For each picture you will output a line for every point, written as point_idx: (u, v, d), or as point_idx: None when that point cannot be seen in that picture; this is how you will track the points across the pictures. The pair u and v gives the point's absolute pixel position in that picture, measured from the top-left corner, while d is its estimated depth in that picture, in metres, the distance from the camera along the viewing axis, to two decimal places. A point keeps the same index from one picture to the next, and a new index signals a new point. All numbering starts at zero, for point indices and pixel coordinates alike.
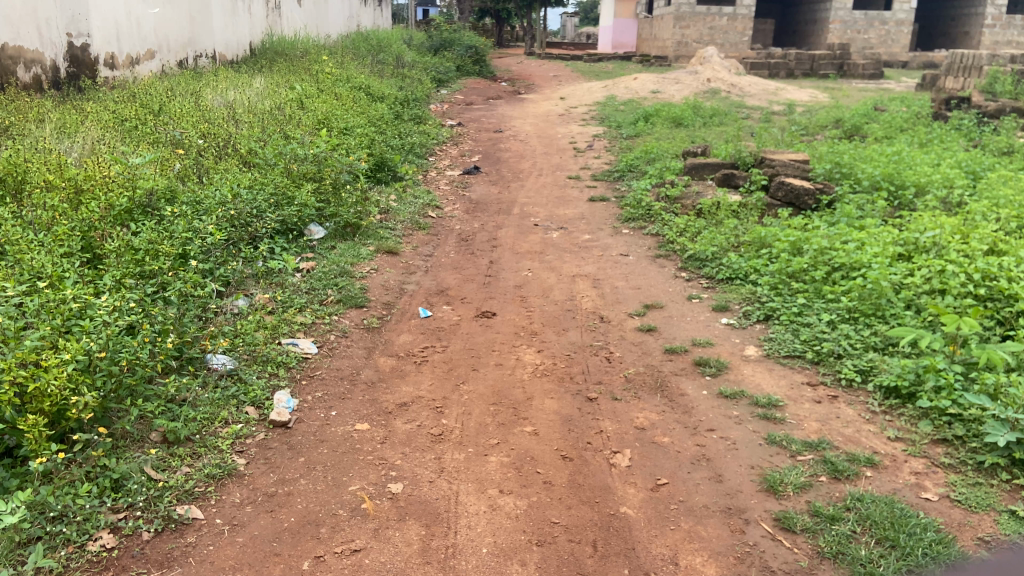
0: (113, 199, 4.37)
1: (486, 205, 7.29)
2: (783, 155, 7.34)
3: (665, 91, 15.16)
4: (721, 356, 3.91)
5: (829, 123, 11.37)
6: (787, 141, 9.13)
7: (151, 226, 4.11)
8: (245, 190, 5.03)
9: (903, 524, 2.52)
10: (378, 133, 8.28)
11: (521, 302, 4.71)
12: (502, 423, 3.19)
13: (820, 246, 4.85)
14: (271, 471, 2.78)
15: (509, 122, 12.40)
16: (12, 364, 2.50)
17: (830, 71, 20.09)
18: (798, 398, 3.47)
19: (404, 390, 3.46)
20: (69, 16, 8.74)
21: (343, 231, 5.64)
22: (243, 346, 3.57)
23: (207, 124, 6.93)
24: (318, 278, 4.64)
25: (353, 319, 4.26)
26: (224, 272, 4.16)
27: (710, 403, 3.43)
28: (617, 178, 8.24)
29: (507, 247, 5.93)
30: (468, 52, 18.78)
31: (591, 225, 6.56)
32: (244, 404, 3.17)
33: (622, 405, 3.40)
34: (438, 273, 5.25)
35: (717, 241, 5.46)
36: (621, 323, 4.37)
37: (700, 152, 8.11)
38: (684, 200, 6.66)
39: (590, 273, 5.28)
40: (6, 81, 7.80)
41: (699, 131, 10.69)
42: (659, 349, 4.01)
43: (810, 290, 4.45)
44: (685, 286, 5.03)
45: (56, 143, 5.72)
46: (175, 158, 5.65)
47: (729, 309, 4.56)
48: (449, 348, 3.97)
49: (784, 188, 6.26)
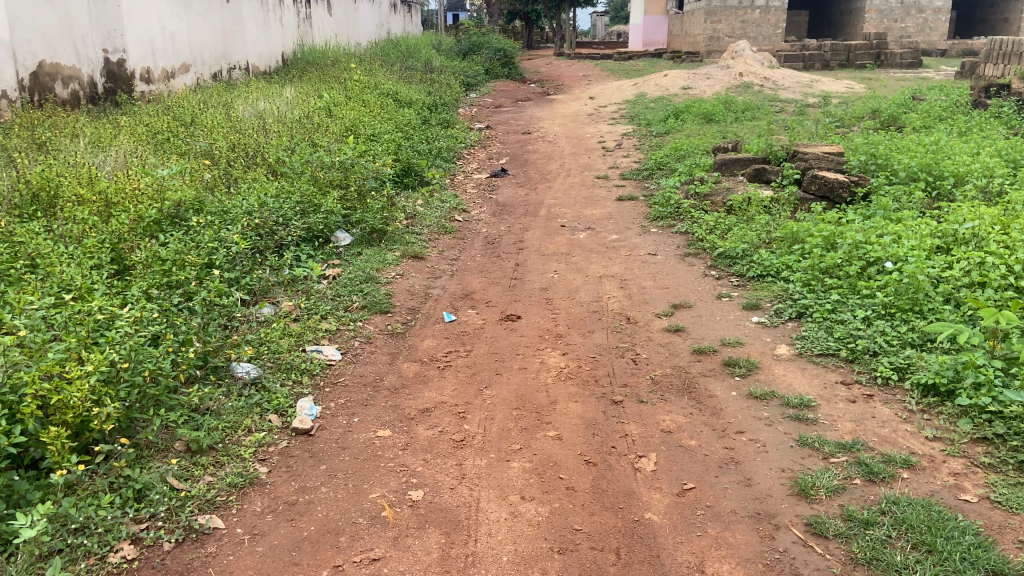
0: (142, 211, 4.42)
1: (512, 208, 7.25)
2: (816, 148, 7.20)
3: (696, 86, 14.97)
4: (752, 356, 3.81)
5: (865, 114, 11.14)
6: (821, 133, 8.96)
7: (179, 237, 4.14)
8: (271, 200, 5.08)
9: (940, 528, 2.43)
10: (406, 138, 8.31)
11: (546, 304, 4.66)
12: (525, 428, 3.15)
13: (854, 240, 4.71)
14: (293, 479, 2.76)
15: (538, 124, 12.36)
16: (36, 377, 2.53)
17: (867, 61, 19.67)
18: (832, 398, 3.37)
19: (427, 396, 3.44)
20: (104, 33, 8.95)
21: (369, 237, 5.65)
22: (268, 353, 3.58)
23: (236, 134, 7.02)
24: (344, 284, 4.65)
25: (377, 325, 4.26)
26: (250, 281, 4.15)
27: (739, 404, 3.33)
28: (646, 176, 8.14)
29: (533, 249, 5.89)
30: (497, 55, 18.80)
31: (619, 225, 6.49)
32: (267, 412, 3.15)
33: (649, 408, 3.33)
34: (464, 277, 5.23)
35: (748, 238, 5.35)
36: (648, 324, 4.30)
37: (731, 148, 7.99)
38: (713, 196, 6.55)
39: (618, 274, 5.21)
40: (44, 97, 7.99)
41: (730, 126, 10.55)
42: (687, 349, 3.93)
43: (844, 286, 4.33)
44: (714, 284, 4.93)
45: (90, 157, 5.83)
46: (204, 169, 5.71)
47: (760, 308, 4.45)
48: (474, 353, 3.94)
49: (818, 181, 6.14)
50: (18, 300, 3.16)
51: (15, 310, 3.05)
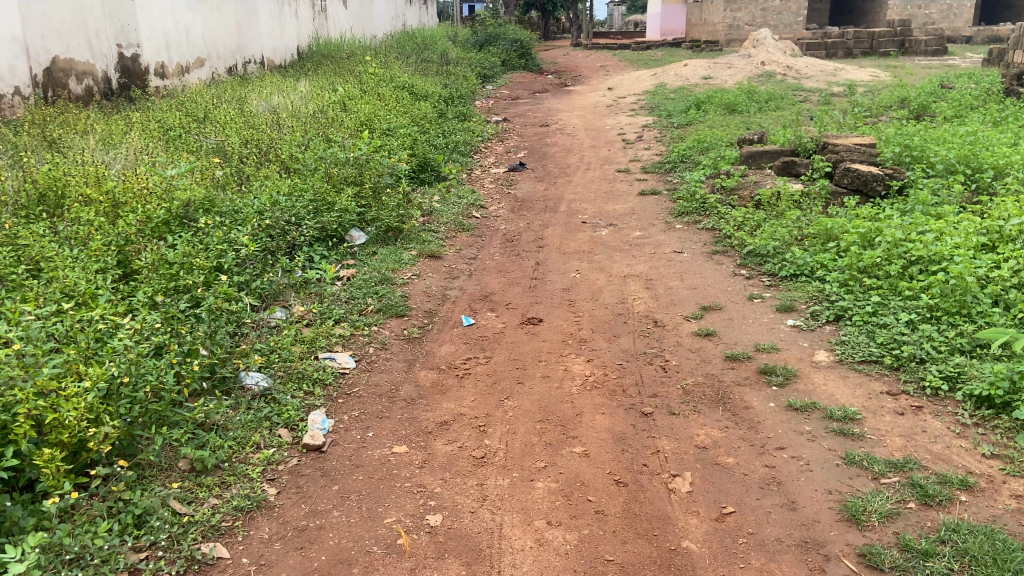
0: (150, 211, 4.26)
1: (531, 204, 7.04)
2: (846, 139, 6.94)
3: (717, 76, 14.67)
4: (789, 363, 3.59)
5: (893, 103, 10.82)
6: (850, 123, 8.68)
7: (187, 239, 3.97)
8: (284, 198, 4.92)
9: (1008, 560, 2.21)
10: (422, 132, 8.13)
11: (569, 306, 4.46)
12: (550, 443, 2.96)
13: (893, 238, 4.47)
14: (303, 502, 2.58)
15: (556, 116, 12.14)
16: (30, 394, 2.36)
17: (891, 49, 19.25)
18: (878, 410, 3.15)
19: (445, 407, 3.25)
20: (117, 28, 8.83)
21: (385, 235, 5.47)
22: (279, 362, 3.41)
23: (249, 130, 6.87)
24: (358, 286, 4.49)
25: (393, 329, 4.09)
26: (262, 284, 3.98)
27: (778, 417, 3.12)
28: (669, 170, 7.91)
29: (554, 247, 5.68)
30: (514, 46, 18.57)
31: (642, 221, 6.27)
32: (277, 426, 2.98)
33: (681, 421, 3.12)
34: (482, 277, 5.04)
35: (779, 235, 5.11)
36: (677, 328, 4.08)
37: (756, 139, 7.73)
38: (741, 190, 6.31)
39: (643, 273, 4.99)
40: (57, 93, 7.89)
41: (754, 117, 10.27)
42: (719, 356, 3.71)
43: (884, 287, 4.10)
44: (745, 284, 4.70)
45: (100, 155, 5.70)
46: (215, 166, 5.56)
47: (795, 310, 4.22)
48: (494, 359, 3.75)
49: (850, 174, 5.89)
50: (15, 309, 3.00)
51: (12, 320, 2.89)
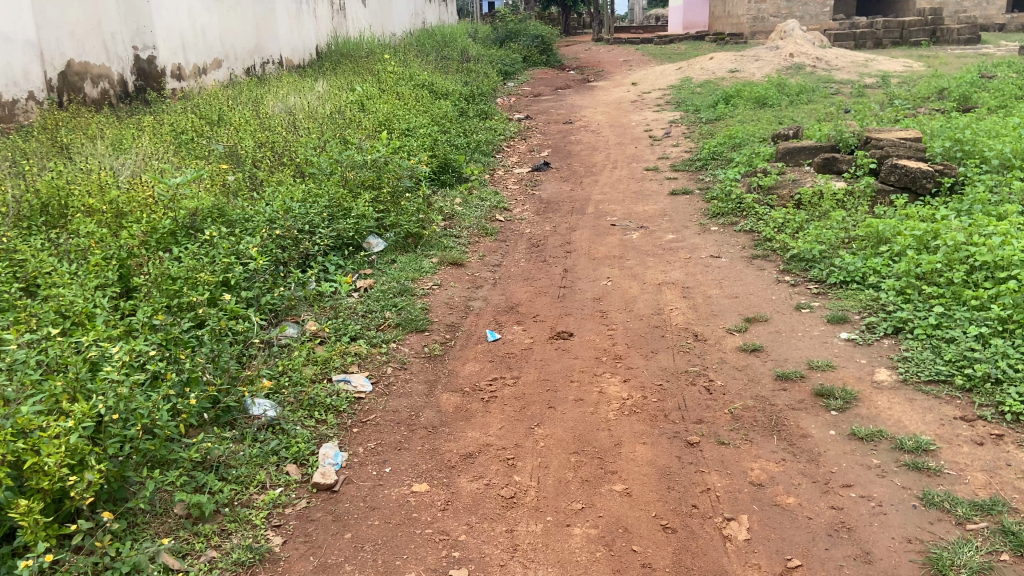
0: (155, 221, 4.02)
1: (557, 205, 6.74)
2: (890, 133, 6.56)
3: (744, 69, 14.24)
4: (848, 383, 3.25)
5: (932, 94, 10.38)
6: (890, 116, 8.27)
7: (192, 251, 3.72)
8: (298, 204, 4.68)
9: None
10: (442, 132, 7.85)
11: (601, 318, 4.15)
12: (586, 480, 2.66)
13: (954, 241, 4.10)
14: (312, 553, 2.31)
15: (579, 112, 11.82)
16: (7, 436, 2.12)
17: (922, 38, 18.64)
18: (953, 440, 2.81)
19: (470, 437, 2.96)
20: (133, 30, 8.65)
21: (404, 242, 5.20)
22: (290, 388, 3.15)
23: (264, 133, 6.65)
24: (376, 298, 4.23)
25: (413, 346, 3.81)
26: (273, 298, 3.72)
27: (842, 448, 2.80)
28: (700, 167, 7.56)
29: (582, 252, 5.38)
30: (535, 42, 18.28)
31: (674, 222, 5.94)
32: (285, 462, 2.72)
33: (732, 452, 2.80)
34: (507, 286, 4.75)
35: (825, 238, 4.76)
36: (720, 342, 3.76)
37: (792, 134, 7.36)
38: (779, 189, 5.96)
39: (679, 280, 4.67)
40: (72, 97, 7.73)
41: (786, 110, 9.89)
42: (769, 374, 3.39)
43: (948, 296, 3.74)
44: (791, 292, 4.36)
45: (109, 161, 5.49)
46: (227, 171, 5.33)
47: (849, 321, 3.88)
48: (521, 380, 3.45)
49: (898, 171, 5.53)
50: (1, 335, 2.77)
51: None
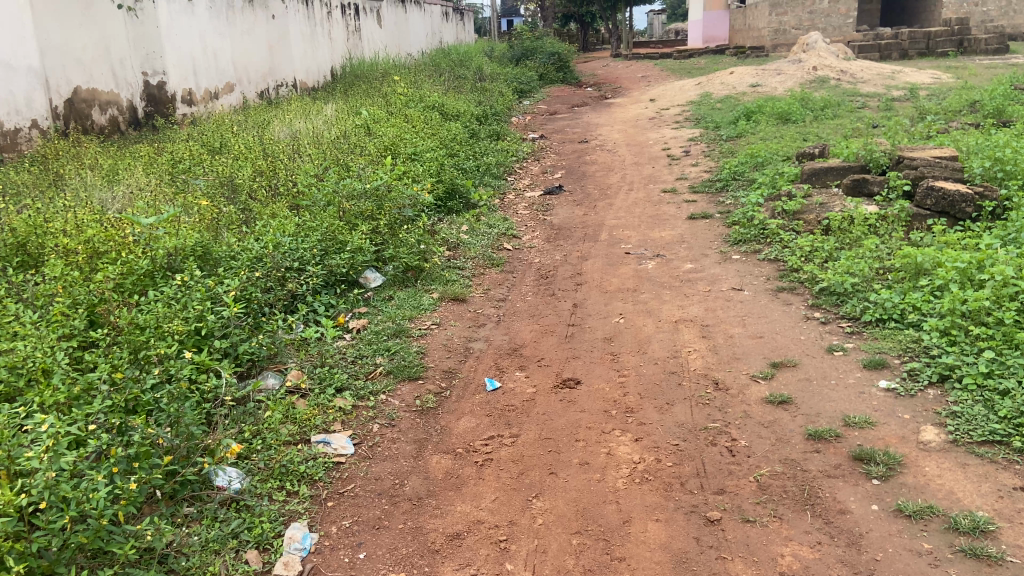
0: (133, 262, 3.74)
1: (569, 231, 6.41)
2: (923, 152, 6.19)
3: (766, 83, 13.85)
4: (890, 445, 2.87)
5: (964, 107, 9.97)
6: (921, 133, 7.88)
7: (166, 296, 3.42)
8: (288, 239, 4.40)
9: None
10: (450, 156, 7.57)
11: (611, 362, 3.80)
12: (588, 570, 2.31)
13: (1004, 275, 3.70)
14: None
15: (596, 130, 11.50)
16: None
17: (949, 48, 18.19)
18: (1015, 518, 2.42)
19: (458, 512, 2.62)
20: (143, 55, 8.47)
21: (404, 276, 4.90)
22: (260, 454, 2.84)
23: (265, 160, 6.41)
24: (369, 341, 3.94)
25: (404, 396, 3.48)
26: (251, 346, 3.41)
27: (886, 528, 2.42)
28: (720, 188, 7.19)
29: (593, 284, 5.04)
30: (552, 59, 18.04)
31: (693, 250, 5.58)
32: (246, 547, 2.40)
33: (759, 532, 2.43)
34: (512, 325, 4.42)
35: (858, 269, 4.38)
36: (743, 392, 3.39)
37: (818, 153, 6.99)
38: (805, 214, 5.59)
39: (697, 316, 4.31)
40: (79, 125, 7.59)
41: (810, 126, 9.52)
42: (799, 433, 3.01)
43: (999, 338, 3.34)
44: (821, 331, 3.98)
45: (98, 194, 5.26)
46: (221, 205, 5.08)
47: (888, 366, 3.49)
48: (521, 439, 3.10)
49: (934, 194, 5.19)
50: None
51: None
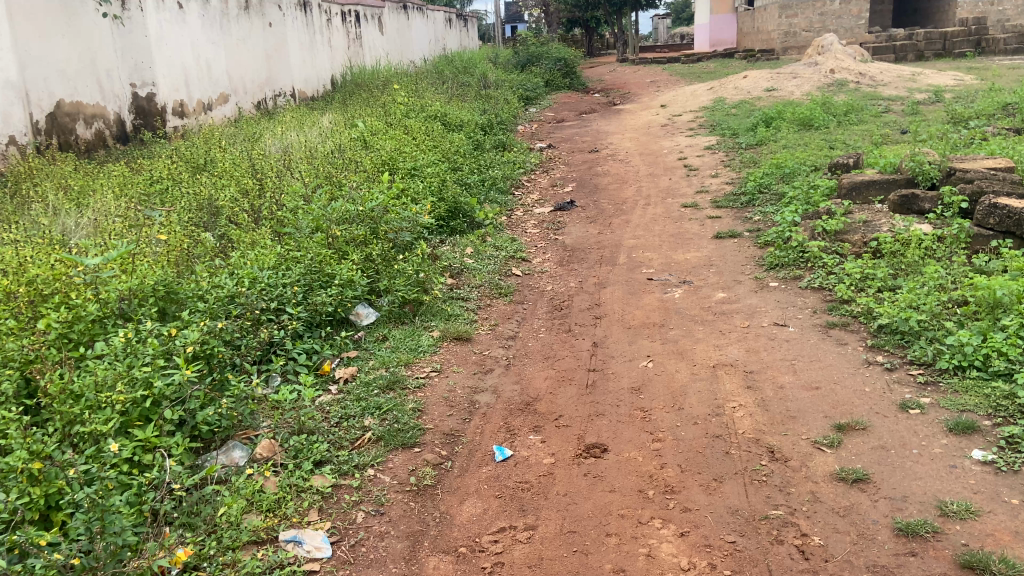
0: (81, 309, 3.17)
1: (583, 252, 5.83)
2: (975, 163, 5.61)
3: (782, 87, 13.23)
4: (1005, 547, 2.27)
5: (998, 109, 9.37)
6: (962, 142, 7.27)
7: (113, 353, 2.86)
8: (267, 273, 3.82)
9: None
10: (453, 169, 6.99)
11: (642, 422, 3.21)
12: None
13: None
14: None
15: (606, 139, 10.94)
16: None
17: (967, 49, 17.62)
18: None
19: None
20: (131, 65, 7.93)
21: (400, 311, 4.32)
22: (212, 561, 2.30)
23: (249, 178, 5.85)
24: (356, 396, 3.36)
25: (396, 469, 2.90)
26: (212, 415, 2.84)
27: None
28: (746, 203, 6.59)
29: (614, 319, 4.45)
30: (558, 64, 17.50)
31: (723, 275, 5.00)
32: None
33: None
34: (523, 370, 3.83)
35: (923, 301, 3.77)
36: (807, 464, 2.79)
37: (852, 163, 6.38)
38: (848, 234, 4.99)
39: (739, 360, 3.71)
40: (64, 141, 7.04)
41: (837, 132, 8.93)
42: (886, 525, 2.42)
43: None
44: (888, 380, 3.37)
45: (59, 221, 4.70)
46: (196, 232, 4.51)
47: (979, 430, 2.89)
48: (539, 532, 2.53)
49: (998, 211, 4.56)
50: None
51: None
